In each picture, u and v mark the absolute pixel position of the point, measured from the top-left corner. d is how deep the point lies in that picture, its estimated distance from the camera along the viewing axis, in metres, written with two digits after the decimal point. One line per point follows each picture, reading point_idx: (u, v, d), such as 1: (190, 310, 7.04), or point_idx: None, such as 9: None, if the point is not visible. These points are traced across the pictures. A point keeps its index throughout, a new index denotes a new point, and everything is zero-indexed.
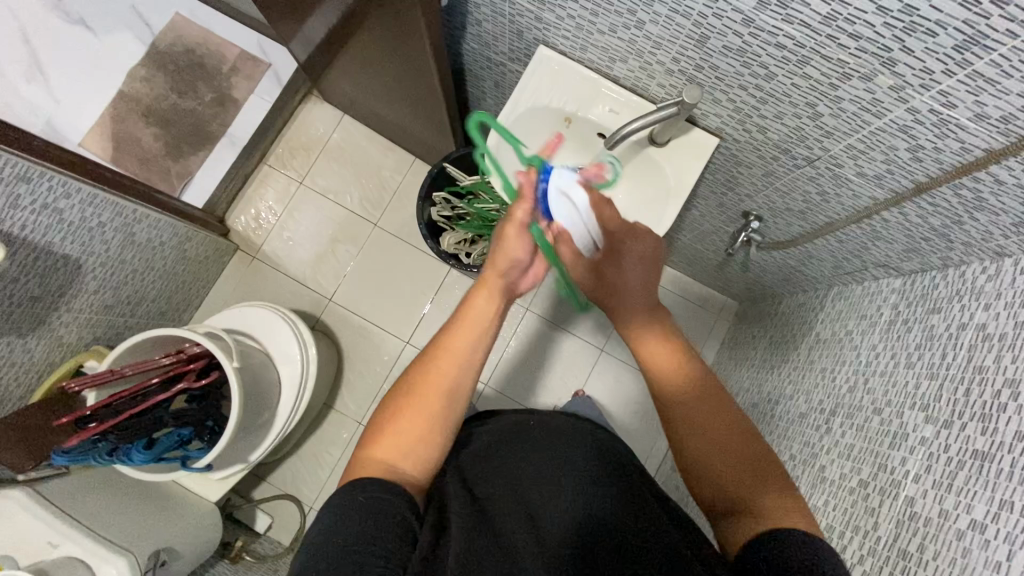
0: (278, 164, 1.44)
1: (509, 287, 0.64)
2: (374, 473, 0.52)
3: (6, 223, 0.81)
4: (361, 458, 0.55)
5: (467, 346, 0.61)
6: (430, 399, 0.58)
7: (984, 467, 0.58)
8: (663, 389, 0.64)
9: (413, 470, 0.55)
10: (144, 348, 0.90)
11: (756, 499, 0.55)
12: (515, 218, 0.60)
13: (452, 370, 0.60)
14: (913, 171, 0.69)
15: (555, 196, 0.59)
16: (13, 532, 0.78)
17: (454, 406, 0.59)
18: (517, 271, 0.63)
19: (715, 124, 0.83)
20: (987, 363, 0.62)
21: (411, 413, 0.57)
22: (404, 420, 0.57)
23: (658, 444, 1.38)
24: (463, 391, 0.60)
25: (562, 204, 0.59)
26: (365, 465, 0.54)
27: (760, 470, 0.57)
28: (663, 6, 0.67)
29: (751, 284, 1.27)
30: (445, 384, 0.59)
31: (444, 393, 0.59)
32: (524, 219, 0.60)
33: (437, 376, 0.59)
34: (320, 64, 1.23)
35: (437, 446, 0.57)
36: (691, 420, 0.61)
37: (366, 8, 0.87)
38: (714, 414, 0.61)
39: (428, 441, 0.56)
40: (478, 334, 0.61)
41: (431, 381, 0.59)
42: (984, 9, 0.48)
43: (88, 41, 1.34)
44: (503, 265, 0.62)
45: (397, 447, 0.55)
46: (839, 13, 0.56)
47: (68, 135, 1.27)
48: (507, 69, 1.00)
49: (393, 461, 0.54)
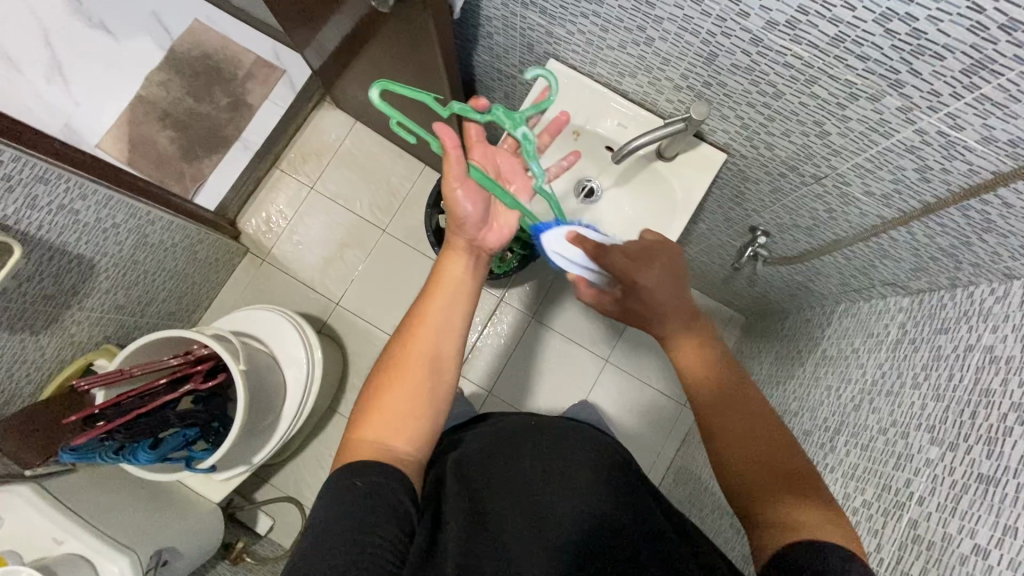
0: (290, 169, 1.45)
1: (475, 244, 0.65)
2: (366, 456, 0.54)
3: (23, 224, 0.83)
4: (352, 440, 0.56)
5: (447, 312, 0.62)
6: (412, 370, 0.58)
7: (988, 491, 0.57)
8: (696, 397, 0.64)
9: (406, 450, 0.56)
10: (153, 349, 0.91)
11: (800, 512, 0.55)
12: (449, 172, 0.61)
13: (432, 337, 0.60)
14: (920, 192, 0.69)
15: (552, 254, 0.75)
16: (18, 526, 0.79)
17: (438, 374, 0.59)
18: (473, 227, 0.64)
19: (722, 140, 0.84)
20: (993, 387, 0.62)
21: (394, 389, 0.57)
22: (387, 394, 0.57)
23: (662, 456, 1.37)
24: (447, 358, 0.61)
25: (563, 257, 0.74)
26: (357, 450, 0.55)
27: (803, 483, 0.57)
28: (673, 24, 0.68)
29: (758, 299, 1.26)
30: (427, 352, 0.60)
31: (426, 362, 0.59)
32: (458, 172, 0.61)
33: (418, 346, 0.60)
34: (334, 72, 1.25)
35: (423, 419, 0.57)
36: (732, 431, 0.60)
37: (379, 20, 0.88)
38: (755, 424, 0.60)
39: (414, 414, 0.57)
40: (455, 298, 0.62)
41: (411, 351, 0.59)
42: (992, 35, 0.48)
43: (109, 46, 1.38)
44: (456, 225, 0.64)
45: (387, 426, 0.56)
46: (847, 34, 0.56)
47: (86, 136, 1.32)
48: (517, 81, 1.01)
49: (384, 441, 0.55)
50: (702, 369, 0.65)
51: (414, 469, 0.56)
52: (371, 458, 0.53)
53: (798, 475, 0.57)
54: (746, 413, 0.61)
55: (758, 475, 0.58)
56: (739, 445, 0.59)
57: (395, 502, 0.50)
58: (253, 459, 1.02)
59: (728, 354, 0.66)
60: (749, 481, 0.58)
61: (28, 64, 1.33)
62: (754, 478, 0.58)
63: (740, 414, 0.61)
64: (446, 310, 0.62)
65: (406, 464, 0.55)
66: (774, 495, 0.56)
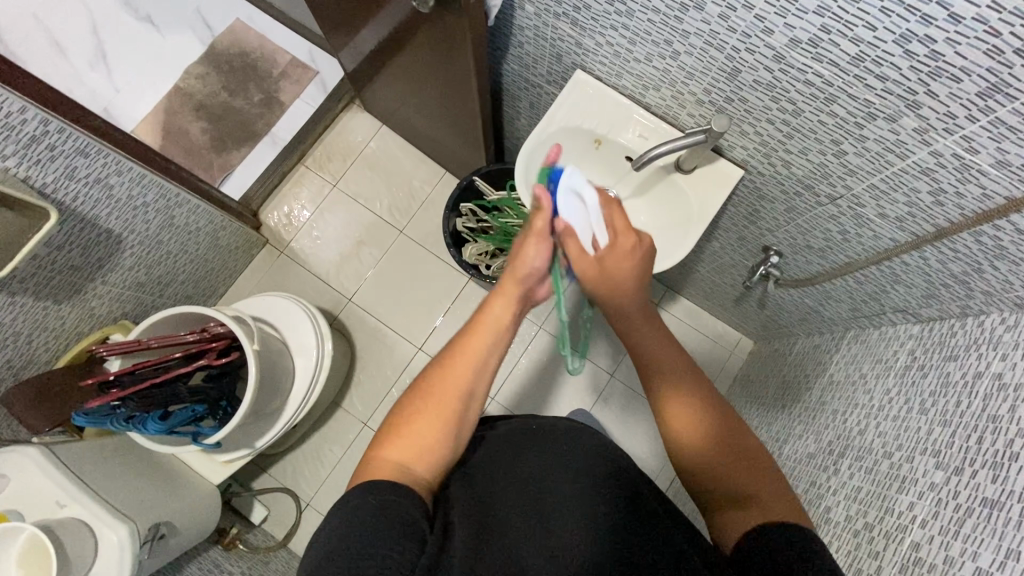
0: (315, 166, 1.48)
1: (526, 294, 0.66)
2: (386, 474, 0.55)
3: (59, 194, 0.87)
4: (372, 459, 0.58)
5: (484, 352, 0.63)
6: (445, 410, 0.60)
7: (991, 515, 0.57)
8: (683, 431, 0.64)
9: (425, 474, 0.58)
10: (170, 324, 0.94)
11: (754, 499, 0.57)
12: (537, 228, 0.64)
13: (468, 376, 0.62)
14: (934, 216, 0.70)
15: (568, 193, 0.63)
16: (22, 486, 0.80)
17: (468, 411, 0.62)
18: (535, 280, 0.66)
19: (740, 156, 0.85)
20: (1000, 413, 0.62)
21: (426, 419, 0.60)
22: (418, 427, 0.59)
23: (663, 475, 1.36)
24: (477, 399, 0.63)
25: (573, 200, 0.63)
26: (378, 467, 0.56)
27: (752, 464, 0.60)
28: (698, 39, 0.70)
29: (767, 322, 1.27)
30: (461, 391, 0.61)
31: (460, 400, 0.61)
32: (543, 228, 0.64)
33: (453, 383, 0.61)
34: (366, 76, 1.29)
35: (449, 450, 0.60)
36: (700, 464, 0.62)
37: (414, 24, 0.92)
38: (707, 429, 0.62)
39: (440, 447, 0.59)
40: (497, 342, 0.64)
41: (448, 387, 0.61)
42: (1007, 58, 0.50)
43: (154, 39, 1.45)
44: (520, 274, 0.64)
45: (410, 452, 0.58)
46: (867, 54, 0.58)
47: (123, 122, 1.38)
48: (543, 91, 1.04)
49: (406, 464, 0.57)
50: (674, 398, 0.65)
51: (428, 487, 0.57)
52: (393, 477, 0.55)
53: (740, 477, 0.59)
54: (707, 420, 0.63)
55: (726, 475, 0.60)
56: (700, 465, 0.62)
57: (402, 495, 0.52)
58: (254, 444, 1.02)
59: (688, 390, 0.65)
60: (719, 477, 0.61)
61: (76, 52, 1.41)
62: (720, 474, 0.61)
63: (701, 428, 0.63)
64: (487, 351, 0.63)
65: (420, 484, 0.57)
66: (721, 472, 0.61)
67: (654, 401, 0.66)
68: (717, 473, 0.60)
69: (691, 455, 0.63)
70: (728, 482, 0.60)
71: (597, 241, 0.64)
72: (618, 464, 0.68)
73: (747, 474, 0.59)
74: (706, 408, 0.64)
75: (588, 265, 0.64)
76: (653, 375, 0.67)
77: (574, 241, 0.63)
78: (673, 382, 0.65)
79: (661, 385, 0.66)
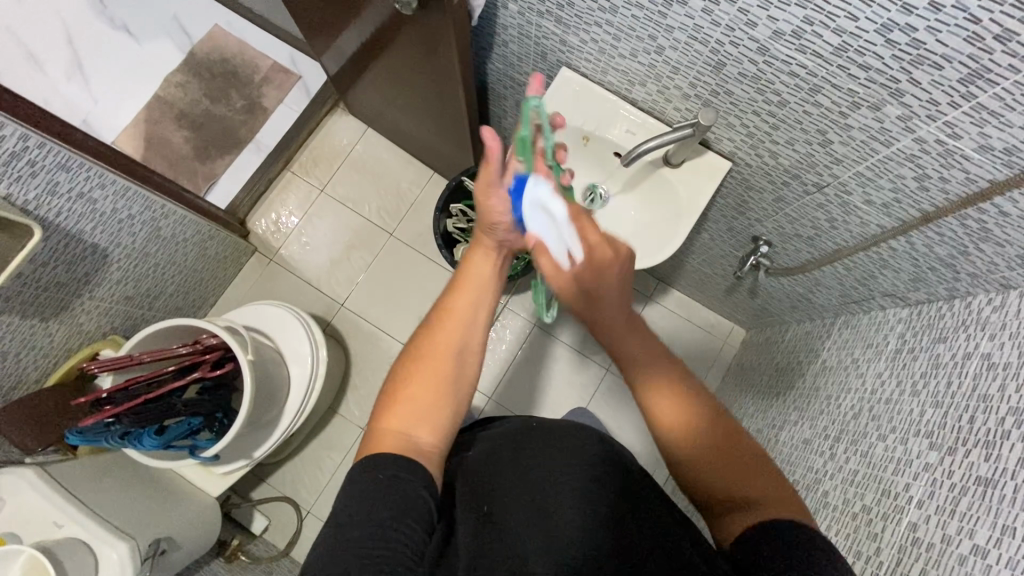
0: (301, 171, 1.47)
1: (503, 244, 0.66)
2: (395, 449, 0.54)
3: (42, 210, 0.86)
4: (376, 432, 0.56)
5: (471, 307, 0.63)
6: (438, 364, 0.60)
7: (986, 492, 0.58)
8: (676, 446, 0.60)
9: (432, 443, 0.56)
10: (162, 338, 0.94)
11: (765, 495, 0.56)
12: (480, 182, 0.59)
13: (458, 331, 0.62)
14: (920, 201, 0.71)
15: (530, 207, 0.60)
16: (20, 508, 0.79)
17: (464, 365, 0.61)
18: (501, 229, 0.64)
19: (728, 148, 0.86)
20: (991, 392, 0.63)
21: (423, 375, 0.59)
22: (418, 384, 0.59)
23: (661, 467, 1.37)
24: (471, 349, 0.62)
25: (539, 214, 0.60)
26: (382, 440, 0.55)
27: (741, 461, 0.59)
28: (682, 33, 0.70)
29: (759, 310, 1.28)
30: (452, 344, 0.61)
31: (452, 355, 0.61)
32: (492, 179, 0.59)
33: (442, 339, 0.61)
34: (349, 78, 1.28)
35: (451, 410, 0.59)
36: (689, 454, 0.60)
37: (397, 27, 0.92)
38: (692, 422, 0.60)
39: (441, 404, 0.58)
40: (481, 296, 0.64)
41: (438, 343, 0.61)
42: (987, 44, 0.51)
43: (130, 48, 1.43)
44: (487, 228, 0.63)
45: (414, 413, 0.57)
46: (850, 44, 0.59)
47: (103, 133, 1.36)
48: (529, 89, 1.04)
49: (410, 432, 0.56)
50: (665, 406, 0.61)
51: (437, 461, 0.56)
52: (402, 450, 0.54)
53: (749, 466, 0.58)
54: (700, 425, 0.60)
55: (727, 476, 0.58)
56: (698, 463, 0.59)
57: (410, 488, 0.51)
58: (253, 454, 1.02)
59: (701, 397, 0.62)
60: (722, 484, 0.58)
61: (50, 63, 1.39)
62: (725, 480, 0.58)
63: (692, 420, 0.61)
64: (472, 307, 0.63)
65: (430, 457, 0.56)
66: (734, 481, 0.57)
67: (639, 402, 0.63)
68: (722, 477, 0.58)
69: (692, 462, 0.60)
70: (722, 482, 0.58)
71: (573, 256, 0.61)
72: (620, 457, 0.67)
73: (746, 473, 0.58)
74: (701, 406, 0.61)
75: (560, 279, 0.62)
76: (642, 389, 0.63)
77: (547, 258, 0.61)
78: (654, 371, 0.63)
79: (647, 384, 0.63)
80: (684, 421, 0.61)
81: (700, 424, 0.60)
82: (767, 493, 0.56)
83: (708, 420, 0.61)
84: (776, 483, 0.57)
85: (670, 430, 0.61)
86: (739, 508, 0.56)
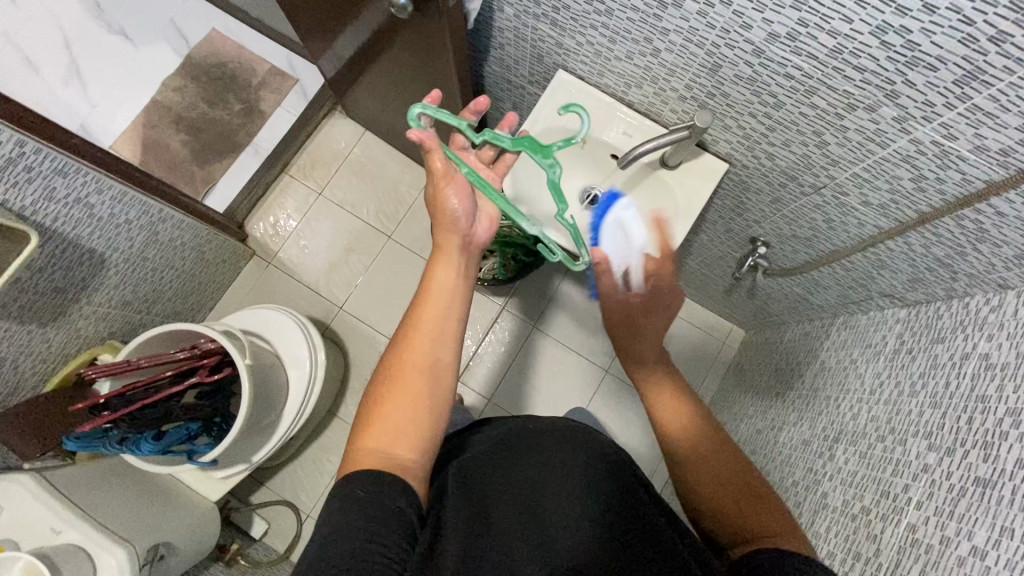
0: (299, 175, 1.47)
1: (466, 241, 0.68)
2: (369, 465, 0.53)
3: (39, 215, 0.86)
4: (354, 450, 0.56)
5: (439, 321, 0.63)
6: (411, 382, 0.59)
7: (984, 494, 0.58)
8: (690, 468, 0.66)
9: (410, 456, 0.56)
10: (160, 343, 0.94)
11: (767, 524, 0.58)
12: (436, 170, 0.66)
13: (428, 345, 0.61)
14: (916, 202, 0.71)
15: (611, 226, 0.83)
16: (18, 514, 0.79)
17: (438, 379, 0.61)
18: (462, 223, 0.68)
19: (724, 150, 0.86)
20: (989, 393, 0.63)
21: (396, 393, 0.58)
22: (393, 403, 0.58)
23: (661, 469, 1.37)
24: (444, 363, 0.62)
25: (617, 234, 0.83)
26: (360, 457, 0.55)
27: (755, 497, 0.62)
28: (678, 35, 0.70)
29: (757, 311, 1.28)
30: (423, 359, 0.61)
31: (423, 368, 0.60)
32: (444, 168, 0.66)
33: (414, 355, 0.61)
34: (346, 81, 1.28)
35: (429, 425, 0.58)
36: (698, 476, 0.65)
37: (393, 31, 0.92)
38: (706, 451, 0.67)
39: (417, 420, 0.58)
40: (449, 307, 0.64)
41: (409, 360, 0.60)
42: (982, 46, 0.51)
43: (127, 52, 1.43)
44: (447, 223, 0.67)
45: (392, 431, 0.56)
46: (845, 46, 0.59)
47: (100, 137, 1.36)
48: (526, 92, 1.04)
49: (387, 449, 0.55)
50: (682, 433, 0.68)
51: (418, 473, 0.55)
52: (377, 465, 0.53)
53: (755, 495, 0.62)
54: (712, 456, 0.66)
55: (733, 505, 0.62)
56: (706, 492, 0.65)
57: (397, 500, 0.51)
58: (253, 458, 1.02)
59: (722, 438, 0.68)
60: (728, 509, 0.62)
61: (47, 68, 1.39)
62: (730, 505, 0.62)
63: (708, 453, 0.66)
64: (439, 318, 0.63)
65: (408, 469, 0.55)
66: (734, 506, 0.62)
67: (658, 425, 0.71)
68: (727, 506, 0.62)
69: (701, 485, 0.65)
70: (729, 509, 0.62)
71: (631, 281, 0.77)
72: (619, 460, 0.67)
73: (757, 506, 0.61)
74: (717, 444, 0.67)
75: (614, 300, 0.76)
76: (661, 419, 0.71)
77: (608, 276, 0.77)
78: (678, 406, 0.71)
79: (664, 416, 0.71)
80: (702, 450, 0.67)
81: (717, 458, 0.66)
82: (776, 521, 0.58)
83: (721, 455, 0.66)
84: (780, 517, 0.58)
85: (685, 454, 0.67)
86: (746, 539, 0.59)
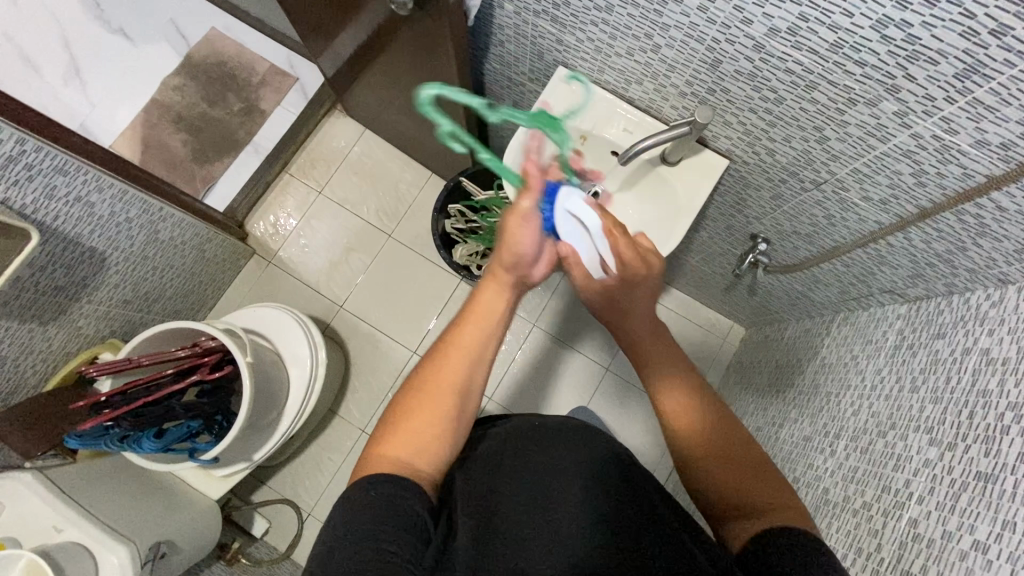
0: (299, 174, 1.47)
1: (520, 279, 0.65)
2: (386, 471, 0.53)
3: (40, 214, 0.86)
4: (370, 457, 0.56)
5: (478, 342, 0.61)
6: (443, 403, 0.58)
7: (986, 488, 0.58)
8: (680, 441, 0.63)
9: (426, 468, 0.56)
10: (160, 340, 0.94)
11: (766, 502, 0.57)
12: (519, 207, 0.62)
13: (463, 367, 0.60)
14: (917, 197, 0.71)
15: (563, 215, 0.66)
16: (19, 513, 0.78)
17: (465, 402, 0.60)
18: (523, 265, 0.64)
19: (725, 146, 0.86)
20: (990, 387, 0.63)
21: (427, 411, 0.57)
22: (421, 418, 0.57)
23: (662, 466, 1.37)
24: (474, 386, 0.61)
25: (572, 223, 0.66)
26: (379, 463, 0.54)
27: (758, 471, 0.60)
28: (678, 31, 0.70)
29: (758, 308, 1.28)
30: (456, 380, 0.59)
31: (456, 391, 0.59)
32: (528, 207, 0.62)
33: (448, 374, 0.59)
34: (346, 79, 1.28)
35: (452, 445, 0.58)
36: (689, 445, 0.62)
37: (393, 28, 0.92)
38: (699, 421, 0.62)
39: (442, 440, 0.57)
40: (487, 331, 0.62)
41: (442, 378, 0.59)
42: (983, 39, 0.51)
43: (127, 51, 1.43)
44: (508, 260, 0.62)
45: (415, 443, 0.56)
46: (846, 41, 0.59)
47: (100, 136, 1.36)
48: (526, 89, 1.04)
49: (407, 460, 0.55)
50: (672, 399, 0.64)
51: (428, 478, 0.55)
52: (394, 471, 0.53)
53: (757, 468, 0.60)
54: (707, 428, 0.62)
55: (734, 481, 0.59)
56: (696, 460, 0.62)
57: (406, 503, 0.50)
58: (254, 456, 1.02)
59: (715, 405, 0.64)
60: (725, 486, 0.59)
61: (47, 67, 1.39)
62: (729, 484, 0.59)
63: (700, 424, 0.62)
64: (478, 341, 0.61)
65: (422, 479, 0.55)
66: (734, 481, 0.59)
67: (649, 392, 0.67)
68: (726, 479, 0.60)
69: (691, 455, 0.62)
70: (728, 485, 0.59)
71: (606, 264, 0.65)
72: (621, 456, 0.67)
73: (754, 483, 0.59)
74: (708, 412, 0.63)
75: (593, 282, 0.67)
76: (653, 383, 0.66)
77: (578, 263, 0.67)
78: (668, 372, 0.65)
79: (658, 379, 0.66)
80: (690, 420, 0.63)
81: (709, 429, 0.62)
82: (777, 503, 0.57)
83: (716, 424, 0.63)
84: (778, 492, 0.58)
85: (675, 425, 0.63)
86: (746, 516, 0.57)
